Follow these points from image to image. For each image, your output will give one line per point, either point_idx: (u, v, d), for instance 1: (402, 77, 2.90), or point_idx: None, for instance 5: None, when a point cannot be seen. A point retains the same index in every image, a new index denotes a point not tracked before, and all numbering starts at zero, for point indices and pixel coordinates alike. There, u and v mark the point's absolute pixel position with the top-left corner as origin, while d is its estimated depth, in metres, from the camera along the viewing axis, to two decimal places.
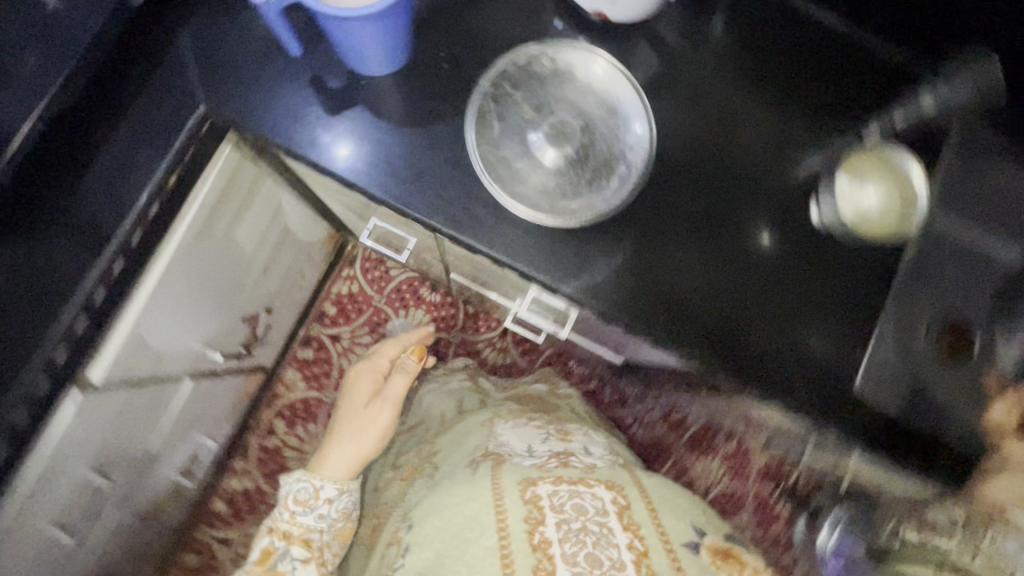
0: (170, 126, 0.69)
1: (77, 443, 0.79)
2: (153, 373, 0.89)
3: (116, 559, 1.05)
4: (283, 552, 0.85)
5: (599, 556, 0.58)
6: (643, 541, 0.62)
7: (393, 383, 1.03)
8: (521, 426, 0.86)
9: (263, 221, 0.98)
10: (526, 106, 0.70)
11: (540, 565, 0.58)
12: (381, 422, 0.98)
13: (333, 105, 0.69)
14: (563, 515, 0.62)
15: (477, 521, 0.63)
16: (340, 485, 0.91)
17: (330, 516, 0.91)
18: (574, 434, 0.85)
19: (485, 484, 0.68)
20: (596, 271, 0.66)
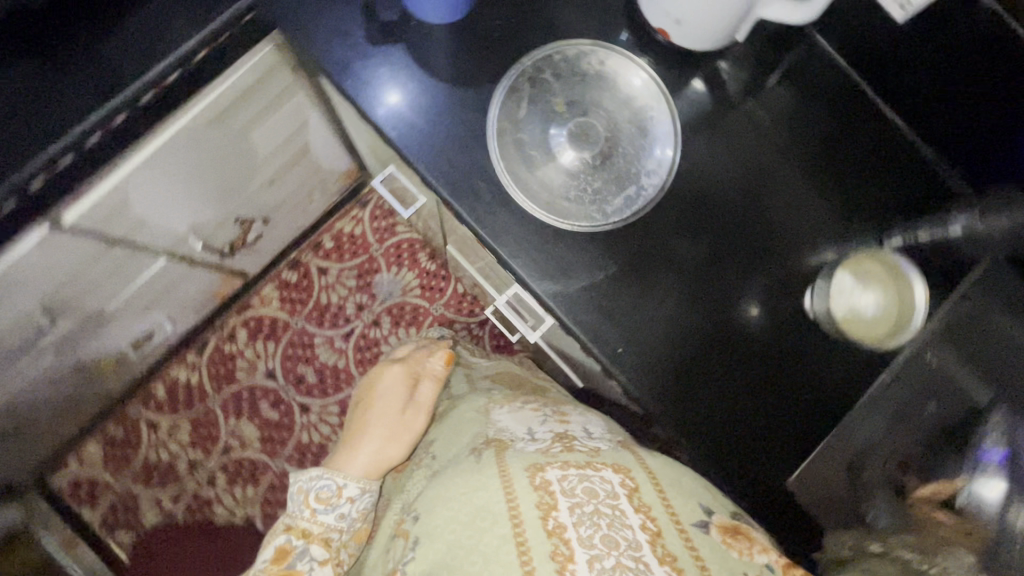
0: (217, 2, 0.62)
1: (28, 282, 0.71)
2: (127, 239, 0.79)
3: (42, 411, 1.02)
4: (301, 552, 0.75)
5: (617, 539, 0.51)
6: (655, 523, 0.53)
7: (423, 388, 0.89)
8: (517, 410, 0.78)
9: (287, 132, 0.88)
10: (559, 98, 0.66)
11: (557, 555, 0.50)
12: (412, 428, 0.85)
13: (380, 39, 0.64)
14: (575, 499, 0.55)
15: (488, 510, 0.56)
16: (363, 485, 0.79)
17: (351, 515, 0.79)
18: (573, 418, 0.75)
19: (491, 473, 0.60)
20: (585, 289, 0.62)
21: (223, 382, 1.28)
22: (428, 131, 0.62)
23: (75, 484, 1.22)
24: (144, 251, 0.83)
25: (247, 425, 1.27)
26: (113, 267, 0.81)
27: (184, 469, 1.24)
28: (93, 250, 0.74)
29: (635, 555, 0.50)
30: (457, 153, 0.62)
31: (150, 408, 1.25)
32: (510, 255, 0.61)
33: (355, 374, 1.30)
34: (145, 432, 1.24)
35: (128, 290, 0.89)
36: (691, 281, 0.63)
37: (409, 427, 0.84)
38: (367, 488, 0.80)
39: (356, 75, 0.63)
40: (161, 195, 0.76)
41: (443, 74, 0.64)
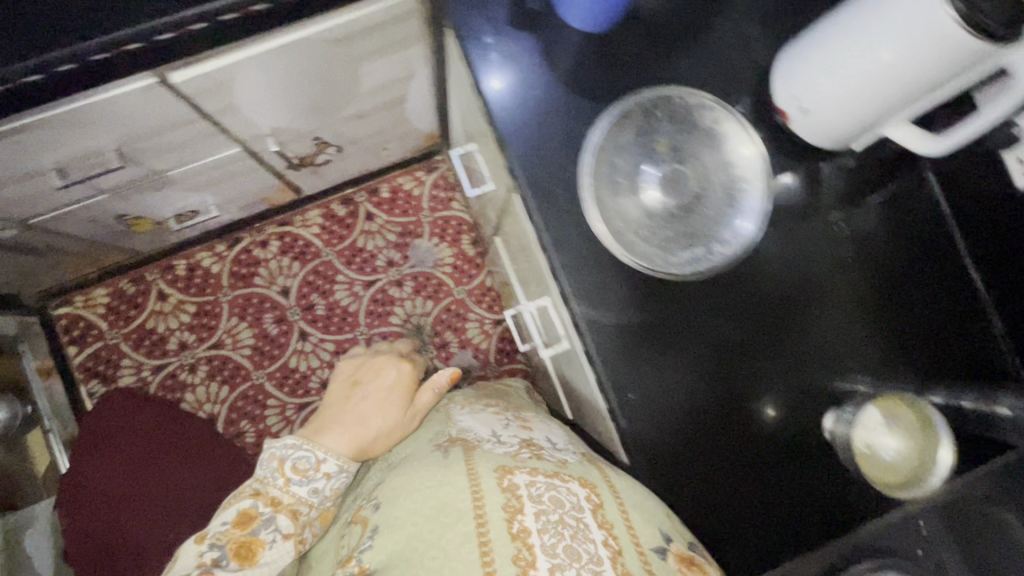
0: None
1: (117, 124, 0.73)
2: (217, 117, 0.81)
3: (73, 243, 1.04)
4: (265, 520, 0.70)
5: (579, 553, 0.51)
6: (615, 540, 0.54)
7: (424, 395, 0.84)
8: (479, 412, 0.80)
9: (392, 76, 0.90)
10: (662, 139, 0.62)
11: (519, 560, 0.50)
12: (402, 427, 0.80)
13: (517, 24, 0.65)
14: (541, 506, 0.55)
15: (452, 506, 0.56)
16: (343, 464, 0.74)
17: (325, 492, 0.74)
18: (537, 426, 0.77)
19: (461, 467, 0.60)
20: (618, 325, 0.61)
21: (240, 282, 1.30)
22: (529, 125, 0.63)
23: (72, 321, 1.24)
24: (226, 133, 0.86)
25: (245, 329, 1.29)
26: (194, 137, 0.83)
27: (173, 347, 1.27)
28: (183, 114, 0.77)
29: (595, 569, 0.50)
30: (549, 155, 0.62)
31: (165, 279, 1.28)
32: (562, 268, 0.61)
33: (360, 322, 1.32)
34: (153, 299, 1.27)
35: (196, 163, 0.91)
36: (711, 362, 0.62)
37: (402, 427, 0.80)
38: (345, 468, 0.74)
39: (480, 49, 0.64)
40: (264, 89, 0.79)
41: (561, 76, 0.64)
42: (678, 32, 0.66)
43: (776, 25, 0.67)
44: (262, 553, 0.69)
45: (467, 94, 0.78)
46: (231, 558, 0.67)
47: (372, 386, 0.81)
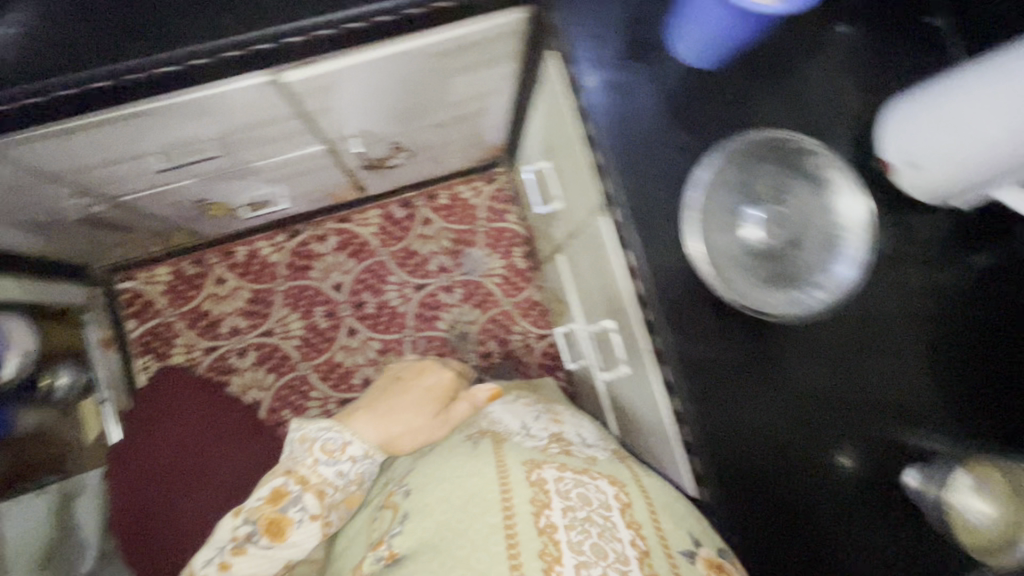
0: None
1: (226, 116, 0.76)
2: (314, 115, 0.83)
3: (149, 223, 1.07)
4: (294, 498, 0.71)
5: (605, 551, 0.56)
6: (643, 542, 0.57)
7: (458, 407, 0.82)
8: (512, 403, 0.86)
9: (479, 88, 0.92)
10: (766, 179, 0.62)
11: (545, 556, 0.55)
12: (430, 431, 0.80)
13: (630, 53, 0.65)
14: (569, 502, 0.60)
15: (479, 498, 0.63)
16: (369, 450, 0.76)
17: (350, 475, 0.75)
18: (567, 418, 0.83)
19: (490, 462, 0.67)
20: (707, 360, 0.61)
21: (295, 273, 1.33)
22: (631, 152, 0.63)
23: (133, 296, 1.28)
24: (316, 131, 0.89)
25: (296, 320, 1.31)
26: (288, 132, 0.86)
27: (226, 330, 1.30)
28: (286, 111, 0.80)
29: (622, 568, 0.55)
30: (649, 184, 0.63)
31: (225, 263, 1.31)
32: (651, 296, 0.61)
33: (408, 324, 1.33)
34: (211, 283, 1.31)
35: (278, 157, 0.94)
36: (784, 413, 0.62)
37: (430, 430, 0.79)
38: (371, 454, 0.76)
39: (586, 72, 0.65)
40: (363, 93, 0.81)
41: (671, 107, 0.64)
42: (786, 76, 0.66)
43: (869, 78, 0.67)
44: (291, 531, 0.70)
45: (559, 113, 0.79)
46: (263, 533, 0.68)
47: (409, 386, 0.83)
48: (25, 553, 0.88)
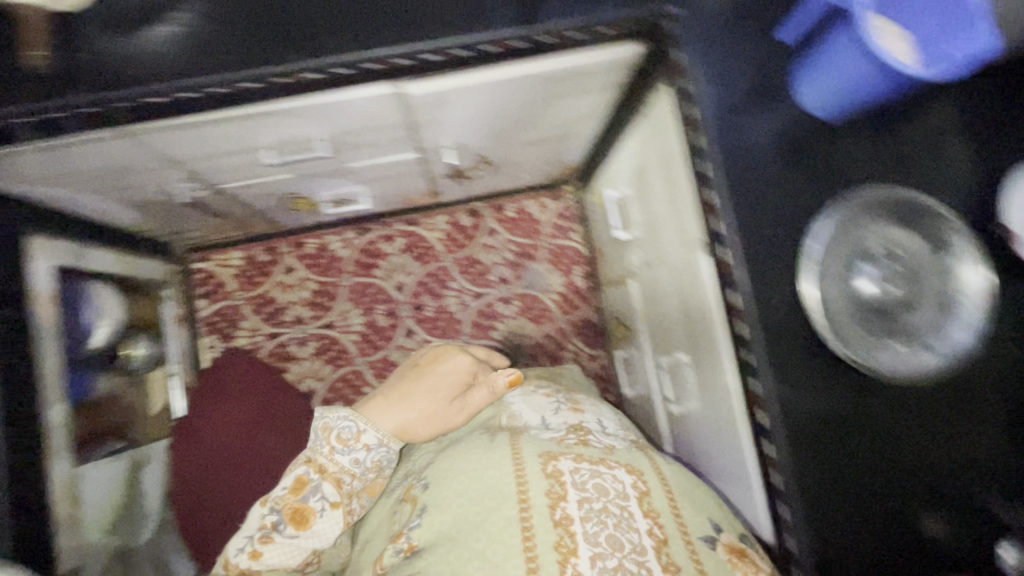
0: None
1: (343, 120, 0.79)
2: (420, 126, 0.86)
3: (237, 210, 1.11)
4: (316, 488, 0.75)
5: (623, 544, 0.62)
6: (661, 529, 0.66)
7: (476, 394, 0.85)
8: (531, 397, 0.92)
9: (577, 111, 0.94)
10: (882, 235, 0.62)
11: (561, 547, 0.61)
12: (447, 420, 0.83)
13: (753, 98, 0.66)
14: (586, 494, 0.67)
15: (499, 490, 0.68)
16: (384, 438, 0.78)
17: (366, 464, 0.78)
18: (587, 407, 0.91)
19: (507, 457, 0.71)
20: (806, 409, 0.61)
21: (361, 271, 1.36)
22: (743, 191, 0.64)
23: (207, 276, 1.33)
24: (417, 140, 0.91)
25: (357, 316, 1.35)
26: (392, 138, 0.88)
27: (290, 319, 1.33)
28: (397, 120, 0.82)
29: (639, 558, 0.62)
30: (759, 227, 0.63)
31: (295, 254, 1.35)
32: (753, 337, 0.62)
33: (464, 331, 1.35)
34: (281, 271, 1.34)
35: (373, 161, 0.97)
36: (881, 481, 0.61)
37: (447, 416, 0.82)
38: (385, 443, 0.79)
39: (707, 114, 0.66)
40: (471, 109, 0.83)
41: (791, 155, 0.64)
42: (914, 133, 0.65)
43: (982, 140, 0.65)
44: (314, 519, 0.74)
45: (663, 144, 0.80)
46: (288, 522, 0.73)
47: (429, 373, 0.84)
48: (99, 519, 0.90)
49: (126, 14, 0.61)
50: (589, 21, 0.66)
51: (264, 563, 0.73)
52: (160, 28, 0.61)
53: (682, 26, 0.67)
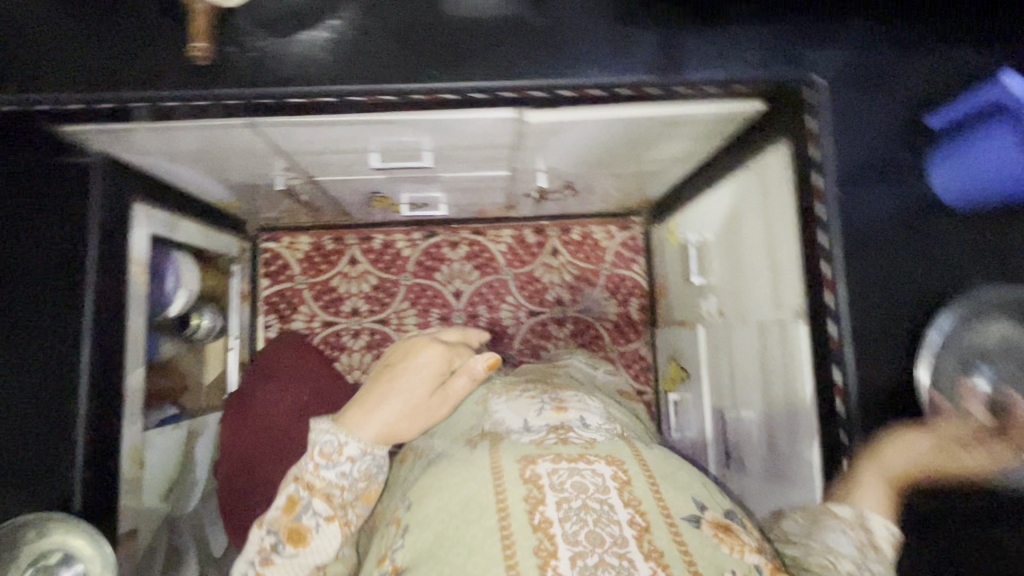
0: (783, 64, 0.66)
1: (455, 136, 0.80)
2: (524, 150, 0.87)
3: (319, 199, 1.13)
4: (307, 506, 0.68)
5: (603, 537, 0.51)
6: (643, 517, 0.54)
7: (455, 384, 0.70)
8: (516, 399, 0.78)
9: (675, 153, 0.95)
10: (1007, 335, 0.61)
11: (540, 551, 0.51)
12: (429, 413, 0.69)
13: (881, 179, 0.65)
14: (564, 494, 0.56)
15: (476, 502, 0.57)
16: (366, 446, 0.67)
17: (353, 474, 0.68)
18: (572, 402, 0.76)
19: (484, 462, 0.61)
20: (894, 501, 0.60)
21: (421, 272, 1.38)
22: (860, 269, 0.63)
23: (273, 256, 1.35)
24: (515, 161, 0.92)
25: (412, 316, 1.36)
26: (493, 157, 0.89)
27: (347, 309, 1.35)
28: (506, 142, 0.83)
29: (620, 552, 0.51)
30: (872, 307, 0.62)
31: (360, 246, 1.37)
32: (849, 416, 0.61)
33: (514, 346, 1.36)
34: (344, 261, 1.36)
35: (466, 174, 0.98)
36: None
37: (429, 413, 0.69)
38: (369, 450, 0.68)
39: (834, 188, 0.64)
40: (578, 140, 0.84)
41: (914, 242, 0.63)
42: None
43: None
44: (311, 536, 0.67)
45: (770, 200, 0.79)
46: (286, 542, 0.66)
47: (400, 372, 0.68)
48: (157, 484, 0.93)
49: (280, 11, 0.62)
50: (726, 76, 0.65)
51: None
52: (311, 32, 0.62)
53: (822, 96, 0.65)
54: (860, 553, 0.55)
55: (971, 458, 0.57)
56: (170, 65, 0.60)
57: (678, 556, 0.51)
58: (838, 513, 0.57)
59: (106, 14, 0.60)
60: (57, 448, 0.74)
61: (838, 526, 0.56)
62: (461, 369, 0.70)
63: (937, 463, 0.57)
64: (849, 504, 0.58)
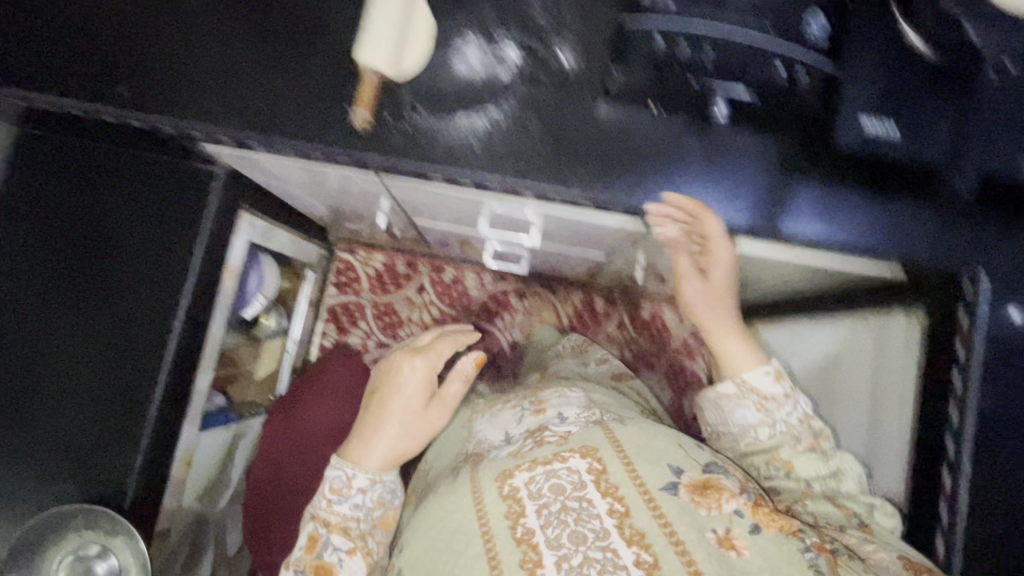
0: (951, 254, 0.61)
1: (571, 226, 0.78)
2: (631, 248, 0.85)
3: (408, 232, 1.14)
4: (327, 542, 0.72)
5: (585, 534, 0.52)
6: (621, 503, 0.54)
7: (449, 388, 0.82)
8: (498, 413, 0.78)
9: (784, 282, 0.90)
10: None
11: (526, 562, 0.51)
12: (429, 425, 0.79)
13: None
14: (543, 500, 0.56)
15: (460, 531, 0.56)
16: (374, 475, 0.74)
17: (367, 505, 0.75)
18: (550, 398, 0.74)
19: (467, 489, 0.60)
20: None
21: (484, 315, 1.37)
22: (1000, 479, 0.57)
23: (346, 266, 1.36)
24: (618, 252, 0.90)
25: None
26: (598, 244, 0.87)
27: (403, 335, 1.35)
28: (617, 240, 0.81)
29: (602, 545, 0.51)
30: (999, 542, 0.57)
31: (431, 276, 1.37)
32: None
33: None
34: (412, 287, 1.37)
35: (563, 249, 0.96)
36: None
37: (428, 425, 0.78)
38: (378, 479, 0.75)
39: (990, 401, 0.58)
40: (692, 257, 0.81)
41: None
42: None
43: None
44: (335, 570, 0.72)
45: (883, 376, 0.74)
46: None
47: (390, 396, 0.78)
48: (196, 483, 0.94)
49: (444, 89, 0.62)
50: (881, 249, 0.61)
51: None
52: (468, 117, 0.62)
53: (984, 293, 0.58)
54: (765, 413, 0.64)
55: (715, 274, 0.68)
56: (324, 120, 0.61)
57: (660, 531, 0.51)
58: (726, 396, 0.66)
59: (280, 60, 0.62)
60: (127, 442, 0.76)
61: (738, 404, 0.65)
62: (452, 375, 0.82)
63: (724, 308, 0.68)
64: (730, 378, 0.66)
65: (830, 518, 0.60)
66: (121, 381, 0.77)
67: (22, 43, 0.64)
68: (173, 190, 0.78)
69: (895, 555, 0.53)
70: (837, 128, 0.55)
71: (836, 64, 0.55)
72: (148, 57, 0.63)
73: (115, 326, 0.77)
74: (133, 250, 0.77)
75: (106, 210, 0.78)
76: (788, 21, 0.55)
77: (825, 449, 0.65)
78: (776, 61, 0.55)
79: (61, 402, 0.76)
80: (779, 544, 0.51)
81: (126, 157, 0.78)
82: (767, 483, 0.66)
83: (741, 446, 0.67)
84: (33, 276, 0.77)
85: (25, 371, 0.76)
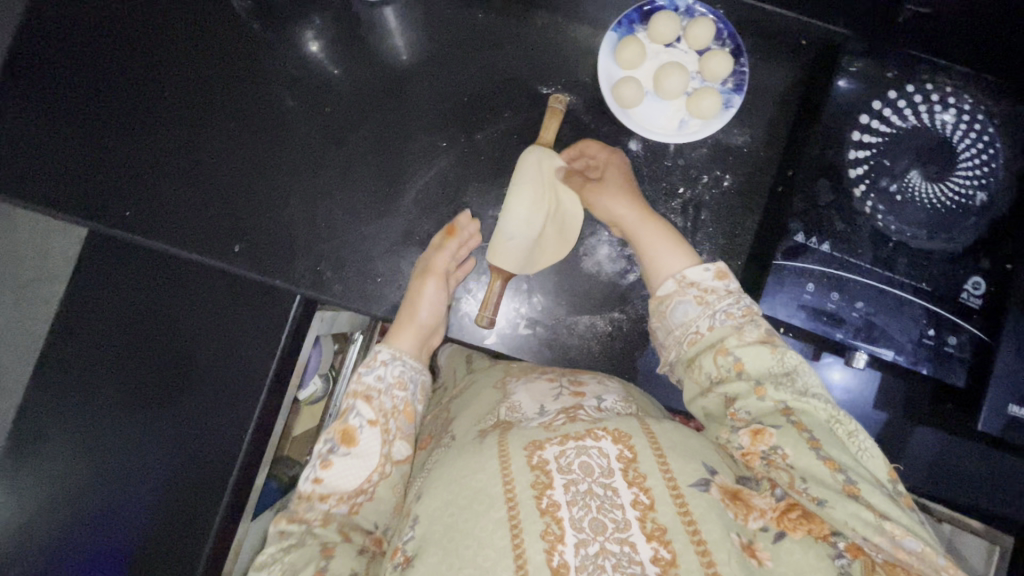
0: None
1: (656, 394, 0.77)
2: None
3: None
4: (353, 412, 0.54)
5: (605, 523, 0.39)
6: (647, 493, 0.40)
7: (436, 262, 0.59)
8: (535, 377, 0.57)
9: None
10: None
11: (548, 534, 0.39)
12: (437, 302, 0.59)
13: None
14: (572, 474, 0.41)
15: (485, 493, 0.41)
16: (399, 351, 0.58)
17: (395, 383, 0.57)
18: (588, 379, 0.56)
19: (491, 450, 0.44)
20: None
21: None
22: None
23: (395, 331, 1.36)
24: None
25: None
26: None
27: None
28: None
29: (621, 540, 0.39)
30: None
31: None
32: None
33: None
34: None
35: None
36: None
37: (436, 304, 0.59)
38: (401, 356, 0.58)
39: None
40: None
41: None
42: None
43: None
44: (356, 441, 0.53)
45: None
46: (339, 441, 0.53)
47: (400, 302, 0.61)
48: None
49: (569, 281, 0.61)
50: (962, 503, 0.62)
51: (327, 494, 0.52)
52: (591, 317, 0.61)
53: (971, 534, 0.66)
54: (706, 307, 0.51)
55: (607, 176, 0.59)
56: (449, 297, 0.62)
57: (682, 526, 0.39)
58: (666, 296, 0.53)
59: (408, 236, 0.61)
60: None
61: (677, 299, 0.52)
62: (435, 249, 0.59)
63: (622, 204, 0.57)
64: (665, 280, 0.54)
65: (817, 483, 0.41)
66: (131, 515, 0.63)
67: (130, 180, 0.61)
68: (202, 293, 0.62)
69: (904, 545, 0.40)
70: (979, 415, 0.51)
71: (991, 339, 0.53)
72: (268, 210, 0.61)
73: (123, 462, 0.63)
74: (144, 380, 0.62)
75: (120, 325, 0.62)
76: (942, 287, 0.54)
77: (781, 344, 0.48)
78: (924, 327, 0.54)
79: (60, 546, 0.63)
80: (804, 550, 0.39)
81: (148, 269, 0.62)
82: (717, 391, 0.48)
83: (685, 350, 0.51)
84: (36, 397, 0.63)
85: (17, 508, 0.63)
